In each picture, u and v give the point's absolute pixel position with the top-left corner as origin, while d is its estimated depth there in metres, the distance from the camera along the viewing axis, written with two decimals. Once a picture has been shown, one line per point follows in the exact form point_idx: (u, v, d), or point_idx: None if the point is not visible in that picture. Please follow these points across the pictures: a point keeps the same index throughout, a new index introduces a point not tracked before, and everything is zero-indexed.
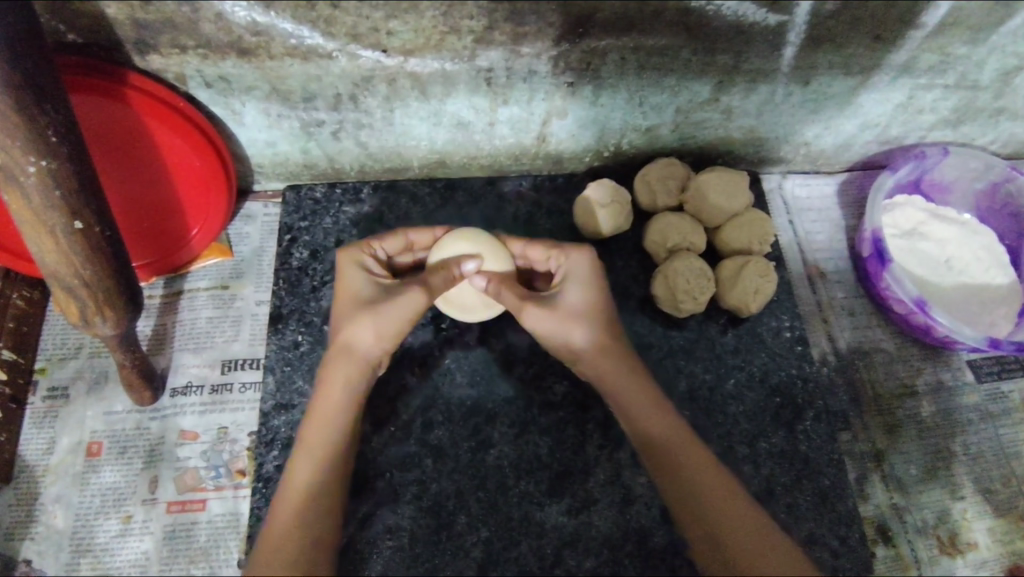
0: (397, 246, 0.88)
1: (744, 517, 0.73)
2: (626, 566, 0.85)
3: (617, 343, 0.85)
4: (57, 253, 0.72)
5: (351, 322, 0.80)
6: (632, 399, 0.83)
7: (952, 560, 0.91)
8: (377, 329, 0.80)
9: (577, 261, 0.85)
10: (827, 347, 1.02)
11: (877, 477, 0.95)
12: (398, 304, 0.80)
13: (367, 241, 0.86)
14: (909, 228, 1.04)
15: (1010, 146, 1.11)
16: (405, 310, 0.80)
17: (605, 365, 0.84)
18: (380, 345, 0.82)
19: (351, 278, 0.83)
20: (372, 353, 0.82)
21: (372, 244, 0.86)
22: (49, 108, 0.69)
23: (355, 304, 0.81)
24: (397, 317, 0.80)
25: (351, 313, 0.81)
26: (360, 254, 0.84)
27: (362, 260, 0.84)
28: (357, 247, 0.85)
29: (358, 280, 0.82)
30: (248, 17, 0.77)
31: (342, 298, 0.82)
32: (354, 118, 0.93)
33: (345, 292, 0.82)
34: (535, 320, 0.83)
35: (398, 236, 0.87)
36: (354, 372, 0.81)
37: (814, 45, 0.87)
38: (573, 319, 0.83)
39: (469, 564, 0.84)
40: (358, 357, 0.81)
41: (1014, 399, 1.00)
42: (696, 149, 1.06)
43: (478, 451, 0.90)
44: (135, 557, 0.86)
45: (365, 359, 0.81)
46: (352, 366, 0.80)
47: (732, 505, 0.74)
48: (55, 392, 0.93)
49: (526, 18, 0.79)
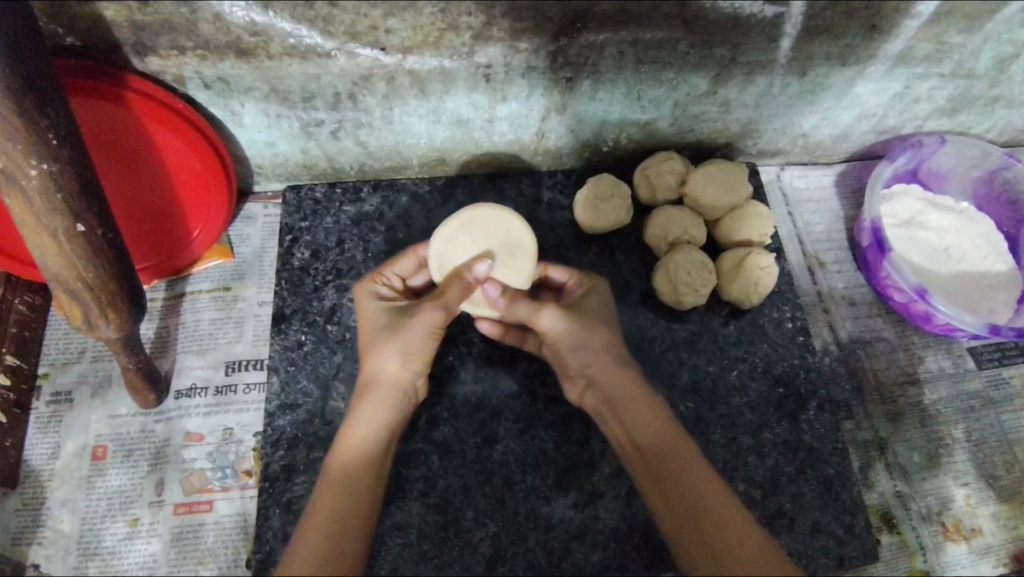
0: (414, 269, 0.89)
1: (735, 524, 0.72)
2: (634, 558, 0.85)
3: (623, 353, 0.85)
4: (61, 257, 0.72)
5: (374, 349, 0.81)
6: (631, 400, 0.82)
7: (956, 546, 0.91)
8: (402, 351, 0.80)
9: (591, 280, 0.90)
10: (829, 337, 1.02)
11: (881, 464, 0.95)
12: (418, 321, 0.80)
13: (379, 271, 0.88)
14: (908, 217, 1.04)
15: (1007, 134, 1.12)
16: (425, 328, 0.80)
17: (608, 367, 0.84)
18: (409, 367, 0.81)
19: (368, 311, 0.84)
20: (401, 379, 0.81)
21: (385, 273, 0.88)
22: (50, 112, 0.69)
23: (375, 332, 0.82)
24: (424, 335, 0.80)
25: (372, 341, 0.81)
26: (374, 287, 0.86)
27: (377, 290, 0.86)
28: (371, 279, 0.87)
29: (374, 309, 0.83)
30: (247, 17, 0.77)
31: (363, 330, 0.83)
32: (354, 117, 0.93)
33: (365, 324, 0.83)
34: (551, 322, 0.84)
35: (409, 256, 0.88)
36: (383, 399, 0.80)
37: (811, 36, 0.87)
38: (592, 322, 0.85)
39: (478, 560, 0.85)
40: (386, 385, 0.80)
41: (1015, 385, 1.00)
42: (694, 142, 1.06)
43: (484, 447, 0.90)
44: (143, 559, 0.86)
45: (396, 384, 0.81)
46: (383, 392, 0.80)
47: (729, 517, 0.73)
48: (58, 397, 0.93)
49: (524, 14, 0.79)
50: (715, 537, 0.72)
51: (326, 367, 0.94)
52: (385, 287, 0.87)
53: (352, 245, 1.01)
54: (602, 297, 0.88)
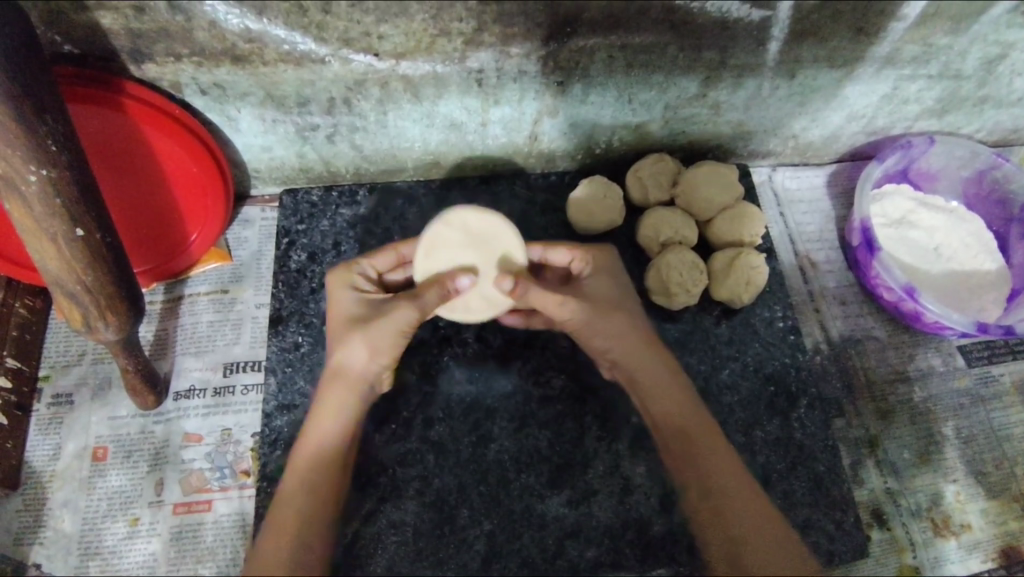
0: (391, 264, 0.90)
1: (751, 518, 0.75)
2: (626, 554, 0.87)
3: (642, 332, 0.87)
4: (60, 260, 0.74)
5: (342, 342, 0.82)
6: (650, 382, 0.85)
7: (946, 541, 0.93)
8: (368, 346, 0.81)
9: (603, 258, 0.90)
10: (820, 335, 1.03)
11: (871, 462, 0.96)
12: (387, 319, 0.80)
13: (354, 261, 0.88)
14: (899, 217, 1.05)
15: (996, 134, 1.13)
16: (395, 326, 0.81)
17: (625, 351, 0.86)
18: (373, 364, 0.83)
19: (340, 303, 0.85)
20: (363, 373, 0.83)
21: (360, 264, 0.88)
22: (49, 119, 0.70)
23: (344, 325, 0.83)
24: (390, 333, 0.81)
25: (340, 334, 0.82)
26: (349, 279, 0.86)
27: (351, 282, 0.86)
28: (346, 270, 0.87)
29: (347, 301, 0.84)
30: (242, 25, 0.78)
31: (335, 321, 0.84)
32: (348, 122, 0.94)
33: (337, 316, 0.84)
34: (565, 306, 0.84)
35: (385, 252, 0.89)
36: (346, 392, 0.82)
37: (797, 40, 0.89)
38: (611, 305, 0.87)
39: (473, 557, 0.86)
40: (349, 378, 0.82)
41: (1004, 382, 1.02)
42: (686, 144, 1.07)
43: (479, 446, 0.91)
44: (143, 558, 0.87)
45: (359, 379, 0.82)
46: (345, 387, 0.82)
47: (743, 501, 0.76)
48: (59, 399, 0.95)
49: (514, 19, 0.80)
50: (732, 525, 0.75)
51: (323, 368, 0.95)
52: (360, 278, 0.87)
53: (348, 248, 1.03)
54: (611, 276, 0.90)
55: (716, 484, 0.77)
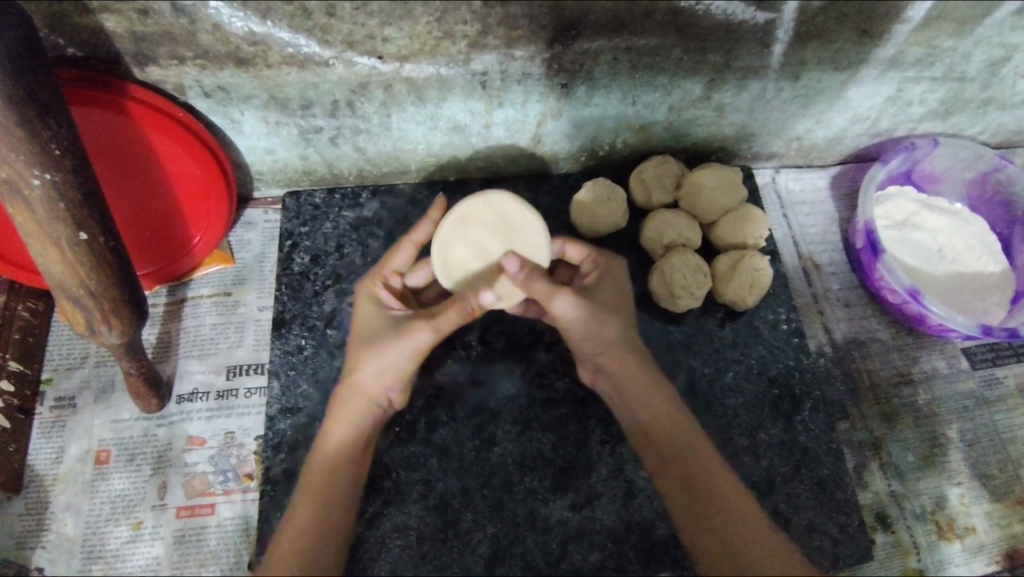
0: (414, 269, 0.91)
1: (749, 527, 0.74)
2: (630, 558, 0.87)
3: (632, 339, 0.87)
4: (64, 264, 0.73)
5: (362, 358, 0.84)
6: (640, 389, 0.85)
7: (950, 544, 0.93)
8: (386, 364, 0.84)
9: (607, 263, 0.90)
10: (824, 338, 1.03)
11: (875, 465, 0.96)
12: (406, 338, 0.83)
13: (379, 270, 0.90)
14: (902, 219, 1.05)
15: (1000, 136, 1.13)
16: (412, 347, 0.83)
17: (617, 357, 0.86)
18: (391, 380, 0.85)
19: (364, 316, 0.87)
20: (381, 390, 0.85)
21: (383, 273, 0.90)
22: (52, 122, 0.70)
23: (365, 341, 0.85)
24: (408, 352, 0.83)
25: (361, 350, 0.85)
26: (373, 292, 0.88)
27: (375, 294, 0.88)
28: (371, 282, 0.89)
29: (369, 316, 0.87)
30: (245, 28, 0.78)
31: (357, 334, 0.87)
32: (351, 124, 0.94)
33: (359, 328, 0.87)
34: (565, 306, 0.84)
35: (407, 252, 0.90)
36: (363, 408, 0.85)
37: (802, 43, 0.89)
38: (605, 309, 0.86)
39: (477, 561, 0.86)
40: (367, 394, 0.85)
41: (1008, 385, 1.02)
42: (690, 146, 1.07)
43: (482, 449, 0.91)
44: (146, 562, 0.87)
45: (376, 394, 0.85)
46: (363, 403, 0.85)
47: (739, 508, 0.76)
48: (62, 401, 0.94)
49: (518, 22, 0.80)
50: (726, 533, 0.75)
51: (326, 371, 0.95)
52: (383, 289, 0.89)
53: (352, 250, 1.02)
54: (614, 282, 0.89)
55: (712, 490, 0.77)
